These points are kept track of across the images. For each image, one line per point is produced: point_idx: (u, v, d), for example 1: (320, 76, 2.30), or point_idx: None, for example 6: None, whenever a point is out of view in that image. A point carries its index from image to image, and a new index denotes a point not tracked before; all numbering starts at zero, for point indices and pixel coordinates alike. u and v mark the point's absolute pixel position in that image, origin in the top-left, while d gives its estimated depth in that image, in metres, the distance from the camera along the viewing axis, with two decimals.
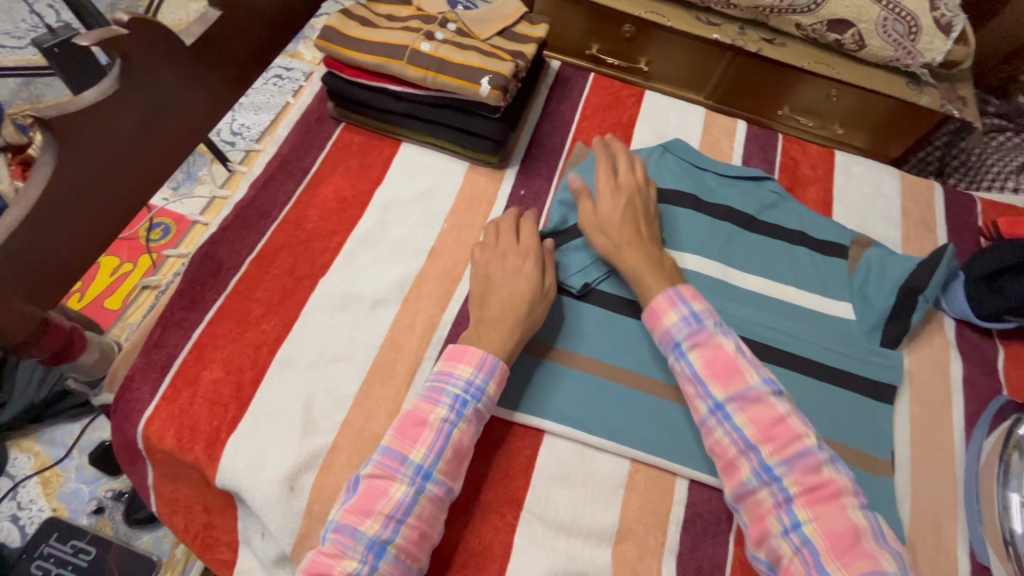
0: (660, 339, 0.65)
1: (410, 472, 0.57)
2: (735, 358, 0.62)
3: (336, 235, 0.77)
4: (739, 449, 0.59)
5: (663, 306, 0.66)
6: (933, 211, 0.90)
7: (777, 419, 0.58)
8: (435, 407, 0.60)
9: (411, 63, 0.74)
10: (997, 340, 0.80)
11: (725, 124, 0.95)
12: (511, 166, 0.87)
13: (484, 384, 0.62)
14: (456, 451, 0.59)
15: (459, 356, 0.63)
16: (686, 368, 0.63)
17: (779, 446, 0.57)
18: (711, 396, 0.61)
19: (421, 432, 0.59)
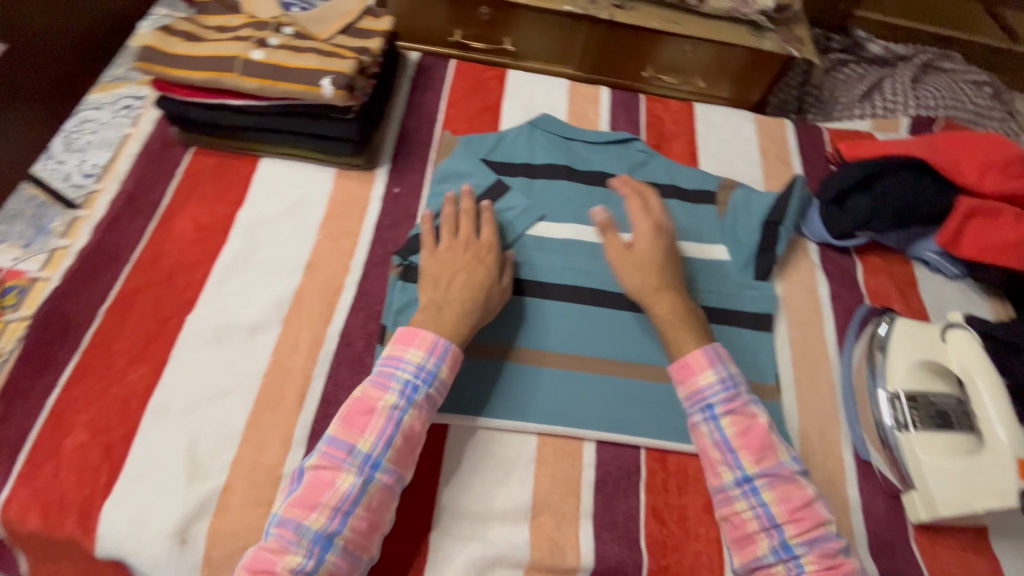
0: (681, 363, 0.65)
1: (357, 461, 0.55)
2: (739, 383, 0.64)
3: (200, 266, 0.73)
4: (725, 454, 0.61)
5: (701, 358, 0.64)
6: (788, 147, 0.96)
7: (767, 437, 0.61)
8: (383, 395, 0.58)
9: (244, 74, 0.70)
10: (856, 255, 0.86)
11: (590, 92, 0.98)
12: (381, 165, 0.85)
13: (438, 368, 0.61)
14: (409, 442, 0.58)
15: (410, 340, 0.61)
16: (699, 385, 0.63)
17: (765, 460, 0.60)
18: (713, 409, 0.62)
19: (369, 419, 0.57)
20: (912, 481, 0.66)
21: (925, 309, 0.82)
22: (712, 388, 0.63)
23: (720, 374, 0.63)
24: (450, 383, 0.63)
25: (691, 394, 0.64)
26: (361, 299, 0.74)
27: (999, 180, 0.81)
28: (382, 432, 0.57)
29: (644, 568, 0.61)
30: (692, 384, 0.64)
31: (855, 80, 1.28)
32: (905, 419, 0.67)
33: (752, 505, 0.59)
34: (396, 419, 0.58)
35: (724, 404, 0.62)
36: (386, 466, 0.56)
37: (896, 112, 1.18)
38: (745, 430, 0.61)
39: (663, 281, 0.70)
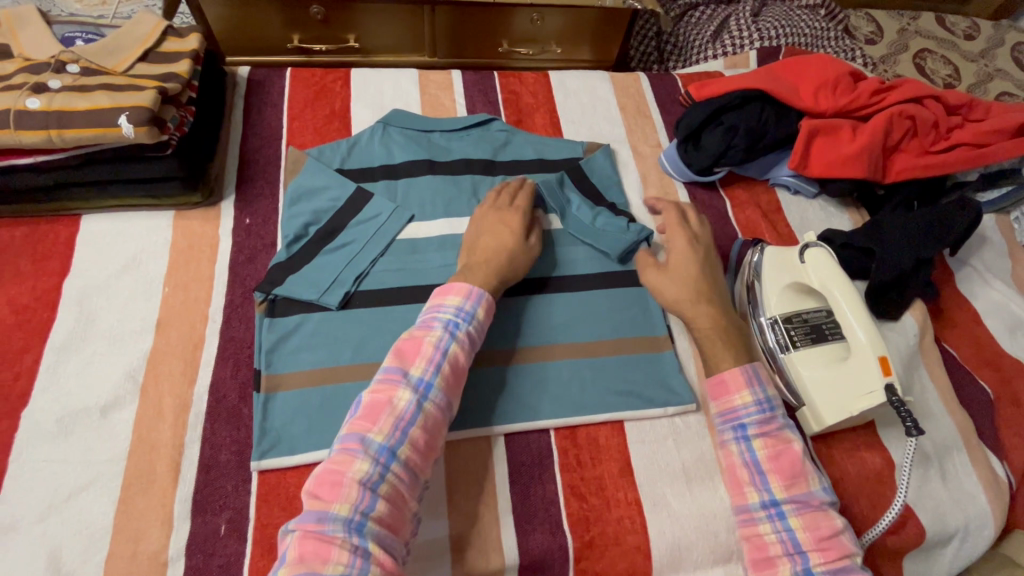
0: (716, 380, 0.64)
1: (349, 506, 0.49)
2: (776, 407, 0.62)
3: (27, 352, 0.64)
4: (752, 476, 0.59)
5: (738, 376, 0.63)
6: (645, 100, 0.97)
7: (799, 465, 0.59)
8: (429, 332, 0.60)
9: (21, 128, 0.61)
10: (722, 191, 0.90)
11: (441, 78, 0.94)
12: (226, 196, 0.77)
13: (475, 310, 0.63)
14: (454, 372, 0.59)
15: (446, 292, 0.64)
16: (734, 405, 0.62)
17: (795, 486, 0.58)
18: (745, 430, 0.61)
19: (417, 352, 0.58)
20: (801, 397, 0.69)
21: (792, 232, 0.87)
22: (746, 408, 0.61)
23: (757, 397, 0.62)
24: (485, 329, 0.65)
25: (724, 413, 0.62)
26: (228, 346, 0.68)
27: (832, 97, 0.86)
28: (405, 425, 0.54)
29: (569, 547, 0.61)
30: (727, 403, 0.62)
31: (705, 22, 1.31)
32: (786, 340, 0.71)
33: (776, 529, 0.57)
34: (436, 361, 0.58)
35: (759, 425, 0.60)
36: (390, 485, 0.52)
37: (744, 47, 1.21)
38: (779, 453, 0.59)
39: (701, 294, 0.69)
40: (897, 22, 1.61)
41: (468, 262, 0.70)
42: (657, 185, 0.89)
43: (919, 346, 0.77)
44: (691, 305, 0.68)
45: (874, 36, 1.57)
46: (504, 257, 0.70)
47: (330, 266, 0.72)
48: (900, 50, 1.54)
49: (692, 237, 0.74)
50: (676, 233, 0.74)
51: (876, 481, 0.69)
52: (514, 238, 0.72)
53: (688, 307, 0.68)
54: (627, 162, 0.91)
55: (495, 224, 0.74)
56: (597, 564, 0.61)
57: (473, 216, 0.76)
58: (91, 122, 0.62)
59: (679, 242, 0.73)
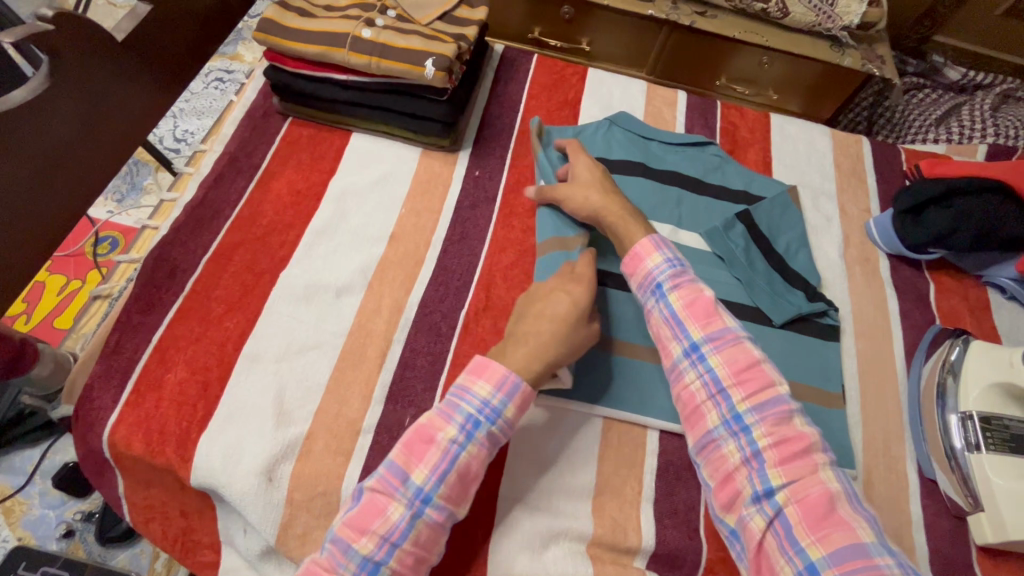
0: (631, 253, 0.68)
1: (409, 493, 0.55)
2: (684, 263, 0.67)
3: (293, 228, 0.77)
4: (673, 329, 0.64)
5: (648, 245, 0.68)
6: (863, 163, 0.96)
7: (711, 308, 0.64)
8: (444, 426, 0.58)
9: (353, 51, 0.74)
10: (927, 274, 0.87)
11: (666, 95, 0.99)
12: (464, 148, 0.88)
13: (504, 407, 0.59)
14: (463, 474, 0.57)
15: (480, 372, 0.60)
16: (649, 267, 0.67)
17: (712, 326, 0.63)
18: (662, 285, 0.65)
19: (427, 450, 0.57)
20: (982, 503, 0.65)
21: (997, 336, 0.82)
22: (659, 268, 0.66)
23: (666, 256, 0.67)
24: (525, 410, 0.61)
25: (643, 281, 0.67)
26: (441, 273, 0.76)
27: None
28: (468, 434, 0.58)
29: (702, 555, 0.62)
30: (642, 269, 0.67)
31: (929, 105, 1.26)
32: (975, 440, 0.67)
33: (700, 374, 0.61)
34: (440, 470, 0.56)
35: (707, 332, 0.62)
36: (445, 488, 0.56)
37: (972, 140, 1.15)
38: (733, 360, 0.61)
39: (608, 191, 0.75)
40: None
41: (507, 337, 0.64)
42: (858, 247, 0.88)
43: None
44: (602, 209, 0.73)
45: None
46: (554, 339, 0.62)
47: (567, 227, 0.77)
48: None
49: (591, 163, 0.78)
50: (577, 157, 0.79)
51: None
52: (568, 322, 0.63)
53: (602, 201, 0.73)
54: (833, 218, 0.90)
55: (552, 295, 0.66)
56: None
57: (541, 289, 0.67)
58: (405, 59, 0.74)
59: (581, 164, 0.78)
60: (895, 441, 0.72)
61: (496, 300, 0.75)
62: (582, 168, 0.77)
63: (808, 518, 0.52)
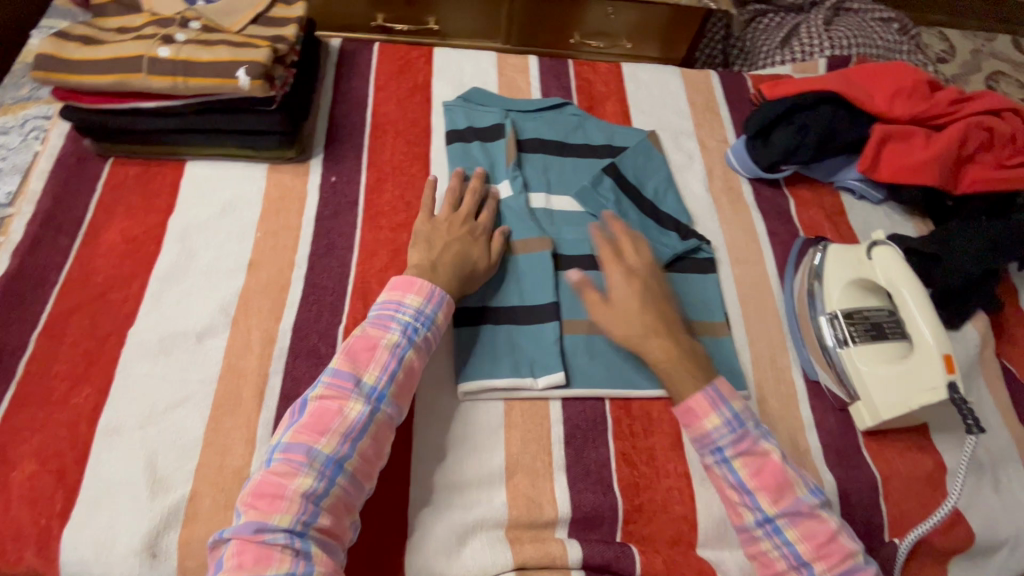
0: (685, 409, 0.63)
1: (320, 463, 0.54)
2: (745, 421, 0.62)
3: (135, 278, 0.70)
4: (725, 471, 0.62)
5: (702, 401, 0.63)
6: (714, 97, 0.99)
7: (783, 474, 0.60)
8: (349, 396, 0.57)
9: (152, 74, 0.68)
10: (786, 190, 0.91)
11: (517, 62, 0.98)
12: (314, 156, 0.83)
13: (434, 314, 0.64)
14: (376, 441, 0.58)
15: (408, 287, 0.65)
16: (706, 429, 0.62)
17: (782, 496, 0.59)
18: (722, 452, 0.62)
19: (332, 420, 0.56)
20: (856, 392, 0.71)
21: (855, 235, 0.87)
22: (719, 431, 0.62)
23: (726, 417, 0.62)
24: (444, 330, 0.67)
25: (699, 439, 0.63)
26: (312, 292, 0.72)
27: (907, 104, 0.85)
28: (374, 397, 0.58)
29: (618, 508, 0.64)
30: (699, 429, 0.63)
31: (774, 29, 1.31)
32: (844, 336, 0.72)
33: (777, 545, 0.59)
34: (350, 436, 0.56)
35: (777, 500, 0.59)
36: (357, 455, 0.56)
37: (813, 55, 1.21)
38: (805, 525, 0.59)
39: (650, 324, 0.67)
40: (970, 43, 1.59)
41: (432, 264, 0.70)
42: (721, 179, 0.91)
43: (978, 357, 0.78)
44: (634, 339, 0.66)
45: (945, 55, 1.54)
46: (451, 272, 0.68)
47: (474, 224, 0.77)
48: (971, 70, 1.52)
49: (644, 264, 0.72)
50: (611, 265, 0.71)
51: (925, 482, 0.69)
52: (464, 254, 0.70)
53: (644, 329, 0.66)
54: (694, 155, 0.92)
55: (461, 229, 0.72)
56: (644, 528, 0.64)
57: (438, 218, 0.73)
58: (213, 72, 0.68)
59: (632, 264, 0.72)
60: (780, 353, 0.76)
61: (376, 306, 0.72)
62: (637, 275, 0.70)
63: None
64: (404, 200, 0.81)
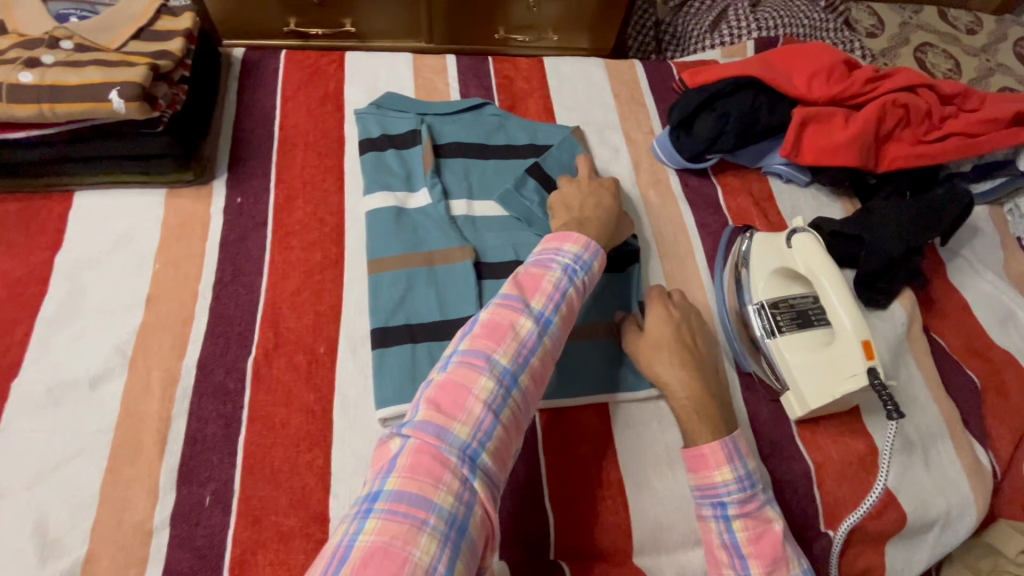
0: (695, 453, 0.59)
1: (497, 372, 0.51)
2: (756, 482, 0.58)
3: (18, 325, 0.65)
4: (707, 496, 0.59)
5: (718, 451, 0.58)
6: (639, 87, 0.97)
7: (781, 549, 0.57)
8: (520, 316, 0.55)
9: (14, 101, 0.62)
10: (715, 179, 0.90)
11: (434, 63, 0.94)
12: (217, 176, 0.78)
13: (591, 262, 0.63)
14: (540, 373, 0.55)
15: (563, 238, 0.64)
16: (715, 481, 0.58)
17: (760, 544, 0.57)
18: (727, 509, 0.58)
19: (506, 334, 0.54)
20: (785, 382, 0.70)
21: (783, 220, 0.87)
22: (727, 486, 0.57)
23: (739, 473, 0.58)
24: (596, 281, 0.65)
25: (704, 487, 0.59)
26: (218, 324, 0.68)
27: (824, 86, 0.85)
28: (542, 321, 0.57)
29: (550, 524, 0.62)
30: (707, 478, 0.58)
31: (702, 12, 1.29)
32: (771, 326, 0.71)
33: None
34: (523, 356, 0.54)
35: (764, 562, 0.56)
36: (528, 374, 0.54)
37: (741, 38, 1.20)
38: None
39: (689, 365, 0.63)
40: (898, 15, 1.61)
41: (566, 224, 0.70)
42: (649, 171, 0.89)
43: (906, 334, 0.78)
44: (678, 385, 0.63)
45: (875, 29, 1.56)
46: (607, 221, 0.71)
47: (390, 239, 0.74)
48: (900, 43, 1.54)
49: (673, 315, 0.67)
50: (654, 308, 0.68)
51: (858, 467, 0.69)
52: (616, 207, 0.74)
53: (684, 385, 0.62)
54: (621, 148, 0.91)
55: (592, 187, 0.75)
56: (578, 542, 0.62)
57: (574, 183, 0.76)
58: (82, 96, 0.63)
59: (659, 317, 0.67)
60: None
61: (288, 333, 0.68)
62: (659, 327, 0.66)
63: None
64: (317, 217, 0.77)
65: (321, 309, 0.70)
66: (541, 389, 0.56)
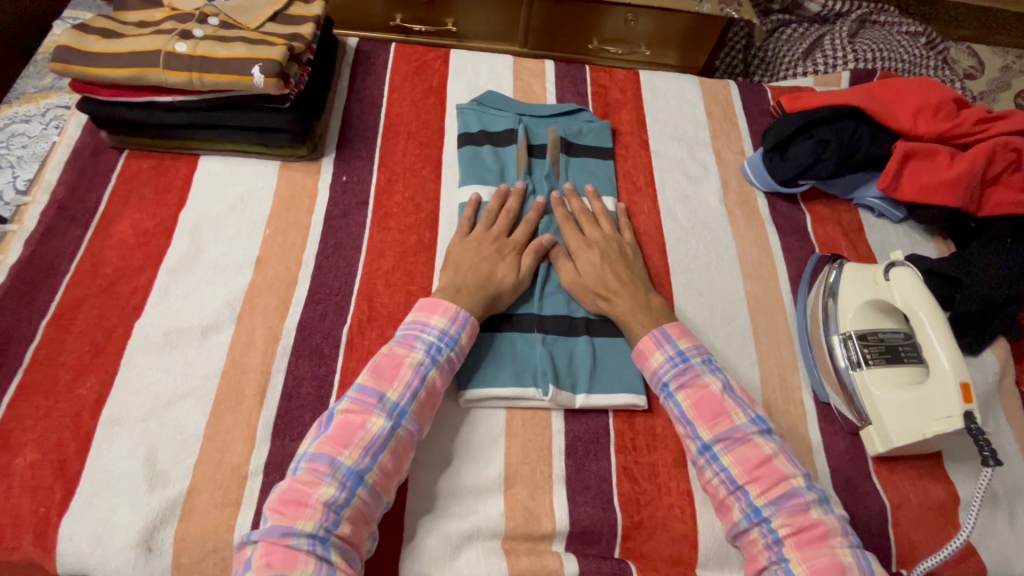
0: (635, 350, 0.68)
1: (341, 474, 0.54)
2: (689, 356, 0.66)
3: (143, 271, 0.70)
4: (685, 428, 0.63)
5: (649, 340, 0.67)
6: (732, 108, 0.98)
7: (720, 403, 0.62)
8: (370, 415, 0.57)
9: (169, 68, 0.68)
10: (803, 206, 0.89)
11: (534, 66, 0.97)
12: (326, 155, 0.83)
13: (459, 334, 0.64)
14: (400, 454, 0.58)
15: (434, 309, 0.65)
16: (653, 367, 0.66)
17: (719, 426, 0.61)
18: (668, 386, 0.65)
19: (352, 435, 0.56)
20: (868, 416, 0.69)
21: (872, 253, 0.85)
22: (663, 366, 0.66)
23: (669, 353, 0.66)
24: (467, 352, 0.67)
25: (649, 377, 0.67)
26: (318, 292, 0.72)
27: (931, 122, 0.83)
28: (396, 413, 0.58)
29: (617, 525, 0.62)
30: (647, 367, 0.67)
31: (797, 39, 1.28)
32: (857, 358, 0.71)
33: (716, 472, 0.60)
34: (371, 451, 0.56)
35: (709, 426, 0.61)
36: (379, 468, 0.56)
37: (836, 68, 1.18)
38: (733, 439, 0.60)
39: (608, 282, 0.71)
40: (999, 59, 1.55)
41: (451, 277, 0.69)
42: (737, 191, 0.89)
43: (997, 384, 0.75)
44: (608, 300, 0.71)
45: (974, 71, 1.51)
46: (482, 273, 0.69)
47: None
48: (1001, 87, 1.48)
49: (586, 240, 0.75)
50: (571, 237, 0.76)
51: (937, 512, 0.67)
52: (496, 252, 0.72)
53: (609, 300, 0.71)
54: (710, 166, 0.91)
55: (490, 253, 0.72)
56: (643, 545, 0.62)
57: (469, 244, 0.73)
58: (227, 69, 0.68)
59: (574, 244, 0.75)
60: (790, 371, 0.74)
61: (381, 308, 0.72)
62: (579, 253, 0.74)
63: (807, 554, 0.54)
64: (414, 202, 0.80)
65: (413, 289, 0.73)
66: (405, 469, 0.59)
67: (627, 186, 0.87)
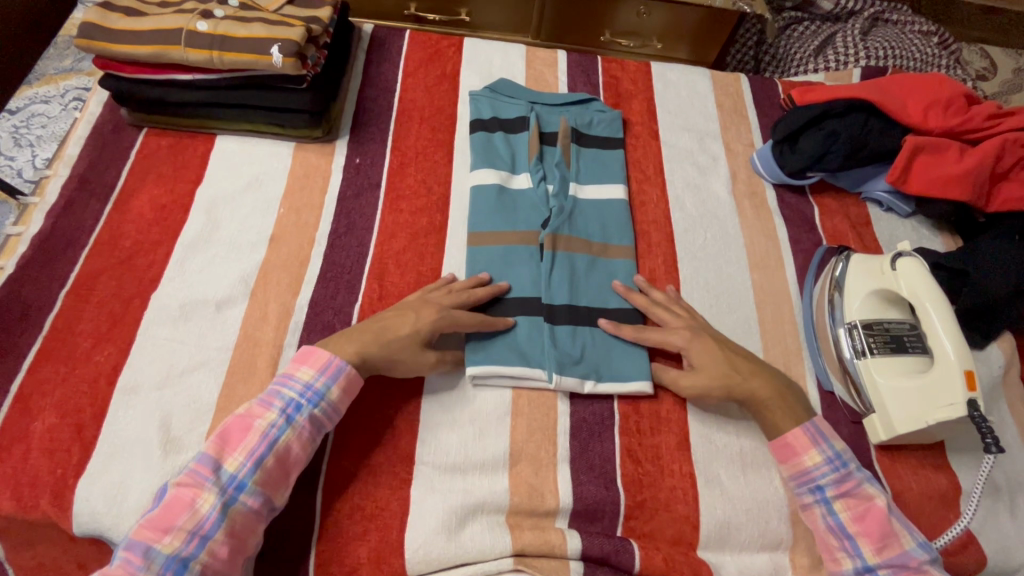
0: (785, 443, 0.64)
1: (158, 564, 0.49)
2: (849, 462, 0.63)
3: (160, 245, 0.72)
4: (841, 540, 0.61)
5: (803, 437, 0.63)
6: (743, 101, 0.98)
7: (887, 524, 0.60)
8: (201, 491, 0.53)
9: (190, 46, 0.70)
10: (811, 198, 0.90)
11: (546, 56, 0.98)
12: (340, 137, 0.84)
13: (326, 387, 0.60)
14: (239, 531, 0.53)
15: (302, 360, 0.61)
16: (807, 466, 0.63)
17: (887, 549, 0.59)
18: (824, 490, 0.62)
19: (181, 514, 0.51)
20: (870, 405, 0.70)
21: (879, 246, 0.86)
22: (820, 468, 0.62)
23: (828, 454, 0.63)
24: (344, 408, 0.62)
25: (800, 476, 0.63)
26: (329, 270, 0.73)
27: (942, 117, 0.83)
28: (233, 487, 0.54)
29: (620, 504, 0.63)
30: (800, 466, 0.63)
31: (808, 36, 1.28)
32: (862, 347, 0.72)
33: None
34: (199, 530, 0.51)
35: (873, 544, 0.60)
36: (208, 552, 0.51)
37: (847, 64, 1.19)
38: (898, 564, 0.59)
39: (739, 368, 0.67)
40: (1012, 61, 1.55)
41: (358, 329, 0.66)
42: (745, 182, 0.90)
43: (1001, 378, 0.76)
44: (744, 391, 0.66)
45: (986, 73, 1.51)
46: (380, 325, 0.65)
47: (495, 217, 0.77)
48: (1013, 89, 1.48)
49: (692, 327, 0.70)
50: (671, 334, 0.69)
51: (939, 502, 0.67)
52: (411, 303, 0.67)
53: (746, 390, 0.66)
54: (719, 157, 0.92)
55: (405, 304, 0.67)
56: (644, 525, 0.63)
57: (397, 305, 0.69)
58: (247, 49, 0.70)
59: (682, 341, 0.69)
60: (795, 360, 0.75)
61: (391, 288, 0.73)
62: (694, 348, 0.68)
63: None
64: (425, 184, 0.82)
65: (423, 270, 0.75)
66: (250, 545, 0.54)
67: (636, 175, 0.88)
